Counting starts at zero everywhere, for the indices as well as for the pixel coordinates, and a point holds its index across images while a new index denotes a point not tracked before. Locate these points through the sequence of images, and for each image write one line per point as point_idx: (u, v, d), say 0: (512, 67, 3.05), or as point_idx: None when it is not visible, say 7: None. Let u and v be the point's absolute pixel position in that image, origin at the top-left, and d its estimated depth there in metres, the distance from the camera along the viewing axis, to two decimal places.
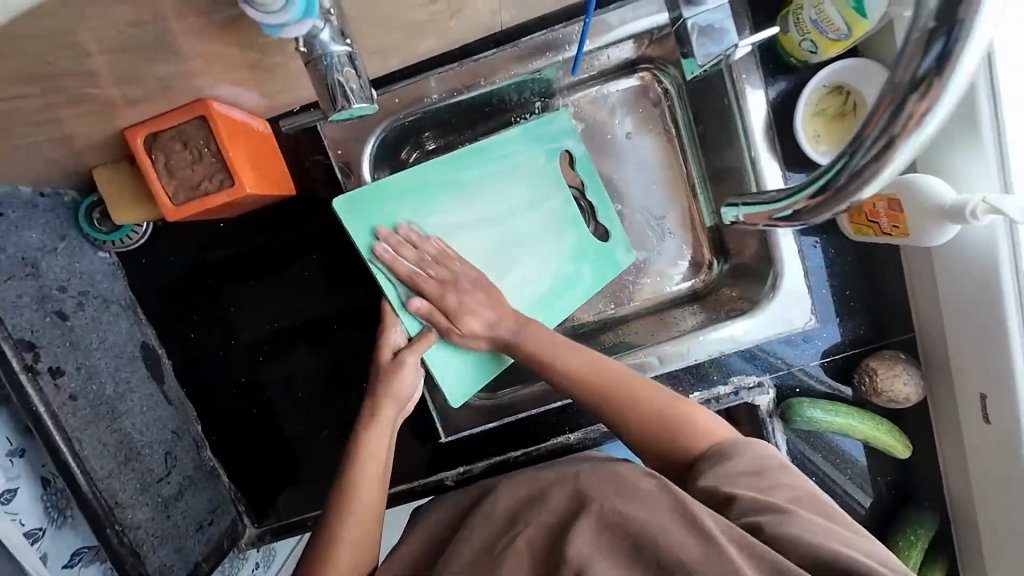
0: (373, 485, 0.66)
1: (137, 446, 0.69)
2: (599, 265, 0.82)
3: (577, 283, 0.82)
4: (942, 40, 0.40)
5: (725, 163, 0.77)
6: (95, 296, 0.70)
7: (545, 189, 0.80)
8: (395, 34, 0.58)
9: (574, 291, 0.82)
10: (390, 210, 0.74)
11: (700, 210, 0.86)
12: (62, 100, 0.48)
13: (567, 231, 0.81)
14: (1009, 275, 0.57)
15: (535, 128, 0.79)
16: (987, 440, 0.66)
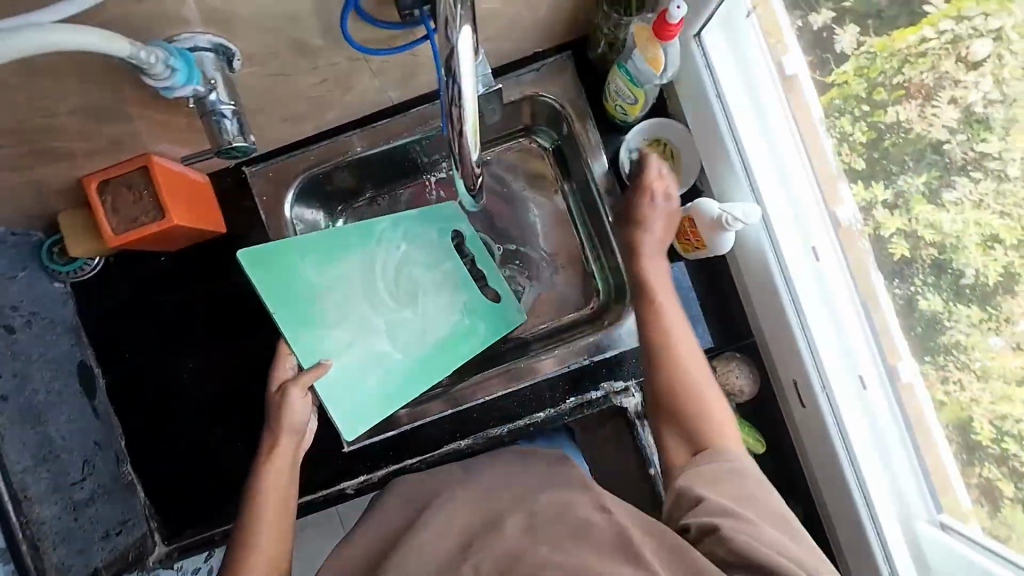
0: (277, 520, 0.73)
1: (58, 449, 0.77)
2: (490, 321, 0.91)
3: (467, 336, 0.90)
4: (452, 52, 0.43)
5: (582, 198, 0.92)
6: (43, 317, 0.82)
7: (437, 254, 0.92)
8: (299, 105, 0.76)
9: (468, 343, 0.90)
10: (294, 267, 0.85)
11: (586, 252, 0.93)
12: (33, 150, 0.65)
13: (455, 292, 0.91)
14: (780, 283, 0.75)
15: (430, 212, 0.92)
16: (807, 419, 0.79)
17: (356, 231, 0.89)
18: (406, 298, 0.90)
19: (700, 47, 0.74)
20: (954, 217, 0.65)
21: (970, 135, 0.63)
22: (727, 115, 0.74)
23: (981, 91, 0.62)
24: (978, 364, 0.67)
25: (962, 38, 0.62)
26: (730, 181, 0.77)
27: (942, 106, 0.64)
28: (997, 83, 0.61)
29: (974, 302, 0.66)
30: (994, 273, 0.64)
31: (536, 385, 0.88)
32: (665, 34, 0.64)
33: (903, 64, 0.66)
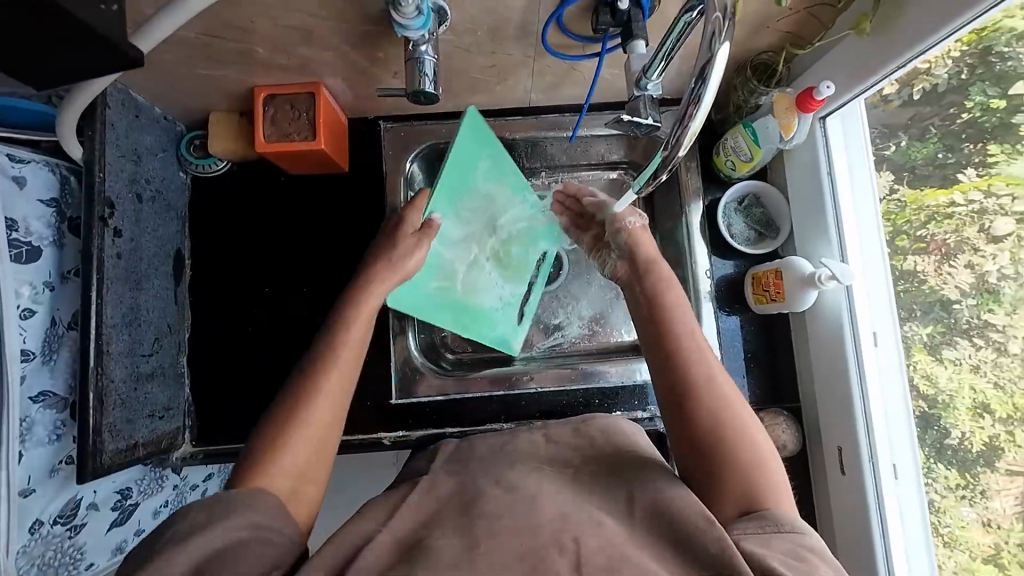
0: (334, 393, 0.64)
1: (142, 319, 0.80)
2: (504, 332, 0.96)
3: (491, 323, 0.95)
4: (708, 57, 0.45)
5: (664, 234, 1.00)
6: (163, 198, 0.87)
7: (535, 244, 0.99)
8: (459, 83, 0.86)
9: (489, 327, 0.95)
10: (478, 153, 0.89)
11: None
12: (238, 49, 0.72)
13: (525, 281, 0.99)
14: (850, 349, 0.79)
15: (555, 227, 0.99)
16: (841, 492, 0.82)
17: (522, 185, 0.96)
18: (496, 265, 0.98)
19: (822, 130, 0.83)
20: (950, 375, 0.72)
21: (979, 302, 0.70)
22: (834, 189, 0.82)
23: (997, 265, 0.69)
24: (948, 530, 0.74)
25: (987, 212, 0.69)
26: (820, 251, 0.83)
27: (958, 268, 0.72)
28: (1013, 261, 0.67)
29: (955, 465, 0.72)
30: (979, 441, 0.70)
31: (587, 391, 0.91)
32: (806, 106, 0.74)
33: (930, 219, 0.75)
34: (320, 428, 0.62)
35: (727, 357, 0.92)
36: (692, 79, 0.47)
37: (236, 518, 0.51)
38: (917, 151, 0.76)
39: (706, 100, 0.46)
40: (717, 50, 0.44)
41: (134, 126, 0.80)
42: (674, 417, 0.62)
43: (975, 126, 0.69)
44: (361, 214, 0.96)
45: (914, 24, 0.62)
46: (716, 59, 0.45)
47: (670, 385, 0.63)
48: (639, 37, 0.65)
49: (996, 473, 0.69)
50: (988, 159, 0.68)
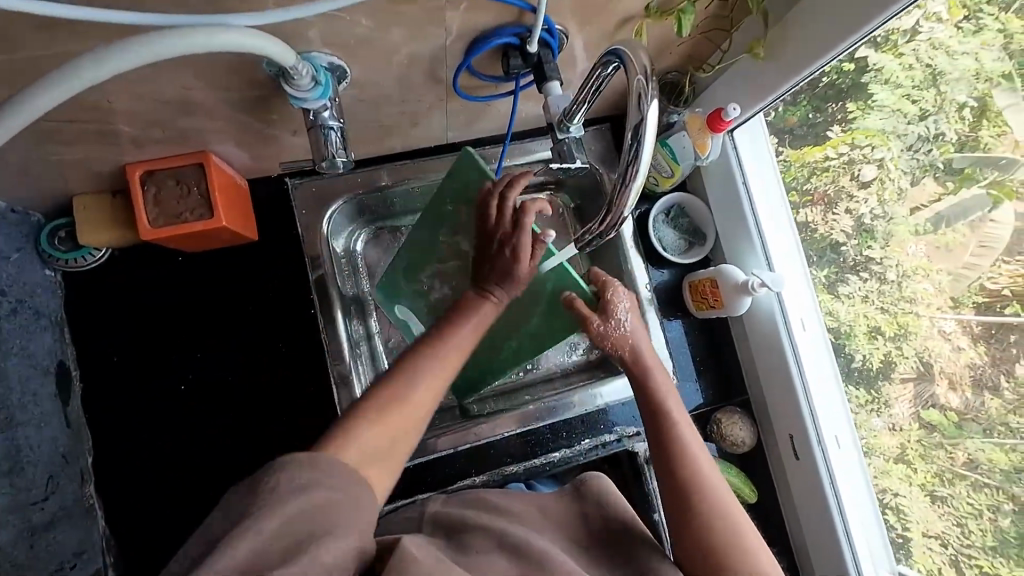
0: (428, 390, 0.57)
1: (24, 459, 0.67)
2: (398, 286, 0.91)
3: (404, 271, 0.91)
4: (639, 118, 0.45)
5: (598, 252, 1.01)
6: (29, 307, 0.73)
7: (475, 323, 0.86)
8: (369, 132, 0.79)
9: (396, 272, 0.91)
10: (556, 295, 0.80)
11: None
12: (97, 129, 0.61)
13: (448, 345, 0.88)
14: (787, 341, 0.85)
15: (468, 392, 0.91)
16: (798, 472, 0.88)
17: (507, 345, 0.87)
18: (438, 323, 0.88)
19: (732, 144, 0.87)
20: (847, 308, 0.83)
21: (860, 241, 0.80)
22: (750, 197, 0.87)
23: (868, 207, 0.78)
24: (863, 440, 0.84)
25: (855, 161, 0.79)
26: (746, 252, 0.88)
27: (840, 215, 0.82)
28: (880, 203, 0.77)
29: (863, 384, 0.82)
30: (876, 359, 0.79)
31: (553, 425, 0.91)
32: (716, 126, 0.77)
33: (812, 174, 0.84)
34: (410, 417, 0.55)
35: (677, 363, 0.95)
36: (627, 137, 0.47)
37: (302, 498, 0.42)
38: (790, 114, 0.82)
39: (644, 158, 0.46)
40: (648, 110, 0.44)
41: None
42: (688, 561, 0.61)
43: (835, 87, 0.76)
44: (282, 282, 0.87)
45: (809, 43, 0.65)
46: (647, 118, 0.45)
47: (681, 528, 0.61)
48: (553, 78, 0.64)
49: (893, 383, 0.77)
50: (848, 116, 0.77)
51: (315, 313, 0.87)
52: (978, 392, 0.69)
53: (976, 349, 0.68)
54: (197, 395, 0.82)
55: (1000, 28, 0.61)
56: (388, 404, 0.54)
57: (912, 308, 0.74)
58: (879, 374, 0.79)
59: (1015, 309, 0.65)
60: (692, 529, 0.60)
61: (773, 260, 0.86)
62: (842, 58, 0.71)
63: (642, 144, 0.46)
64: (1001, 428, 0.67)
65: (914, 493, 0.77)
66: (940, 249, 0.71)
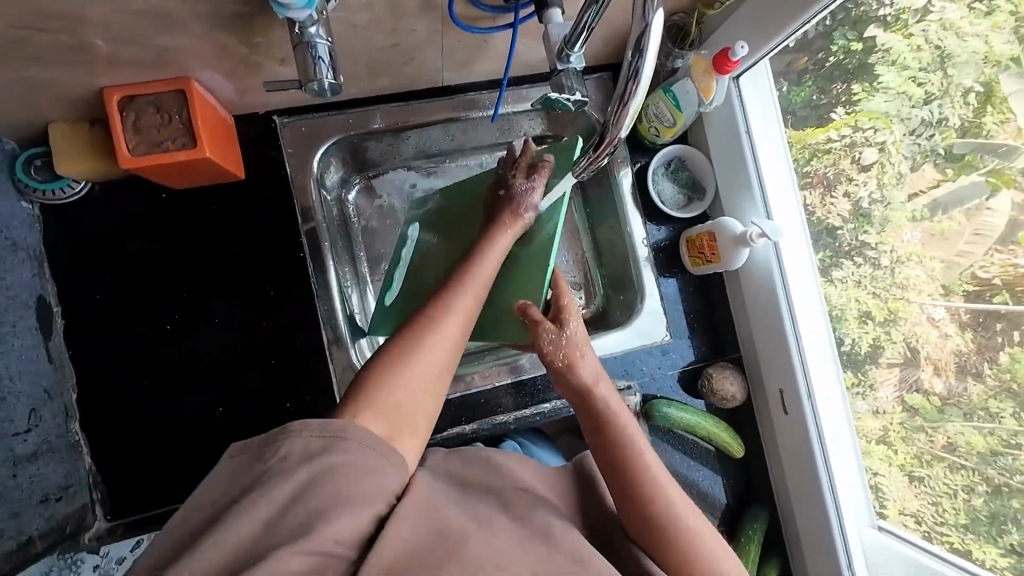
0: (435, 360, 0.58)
1: (6, 391, 0.65)
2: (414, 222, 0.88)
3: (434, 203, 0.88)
4: (639, 34, 0.43)
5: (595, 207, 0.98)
6: (5, 238, 0.70)
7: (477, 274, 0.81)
8: (360, 66, 0.76)
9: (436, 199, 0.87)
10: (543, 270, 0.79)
11: (590, 265, 0.99)
12: (71, 43, 0.58)
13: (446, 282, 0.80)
14: (783, 300, 0.84)
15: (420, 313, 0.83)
16: (787, 432, 0.89)
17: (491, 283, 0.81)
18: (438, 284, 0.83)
19: (737, 92, 0.84)
20: (839, 292, 0.84)
21: (856, 226, 0.81)
22: (754, 151, 0.84)
23: (867, 191, 0.79)
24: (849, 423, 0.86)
25: (856, 144, 0.79)
26: (748, 208, 0.86)
27: (838, 198, 0.82)
28: (880, 187, 0.78)
29: (849, 368, 0.84)
30: (865, 343, 0.81)
31: (546, 377, 0.90)
32: (723, 68, 0.74)
33: (813, 155, 0.84)
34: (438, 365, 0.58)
35: (672, 320, 0.94)
36: (628, 53, 0.44)
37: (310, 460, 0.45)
38: (796, 95, 0.83)
39: (644, 75, 0.44)
40: (652, 17, 0.41)
41: None
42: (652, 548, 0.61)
43: (842, 67, 0.77)
44: (269, 223, 0.85)
45: None
46: (650, 31, 0.42)
47: (637, 514, 0.61)
48: (554, 5, 0.61)
49: (879, 368, 0.80)
50: (854, 98, 0.78)
51: (304, 255, 0.85)
52: (962, 378, 0.71)
53: (963, 336, 0.70)
54: (185, 336, 0.80)
55: (1012, 10, 0.62)
56: (404, 363, 0.56)
57: (903, 294, 0.76)
58: (864, 356, 0.82)
59: (1003, 298, 0.67)
60: (646, 519, 0.60)
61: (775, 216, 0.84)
62: (850, 36, 0.74)
63: (641, 64, 0.43)
64: (981, 413, 0.70)
65: (893, 474, 0.81)
66: (934, 236, 0.72)
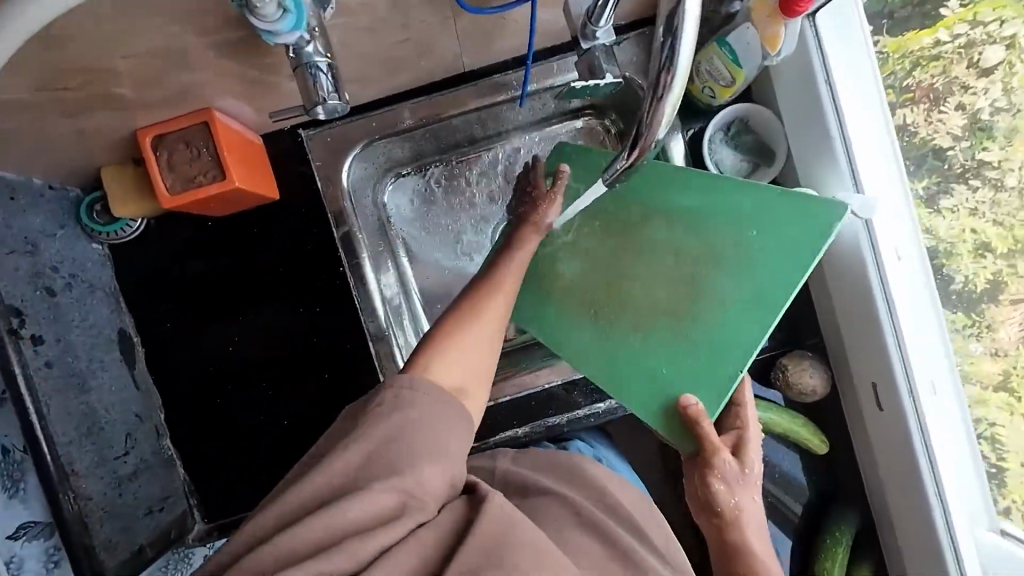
0: (495, 335, 0.62)
1: (102, 422, 0.73)
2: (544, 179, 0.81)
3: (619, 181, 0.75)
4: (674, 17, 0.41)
5: None
6: (82, 280, 0.77)
7: (652, 301, 0.70)
8: (375, 67, 0.71)
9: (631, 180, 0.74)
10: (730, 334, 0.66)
11: None
12: (95, 95, 0.59)
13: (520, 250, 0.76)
14: (875, 278, 0.70)
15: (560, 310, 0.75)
16: (883, 427, 0.77)
17: (666, 287, 0.70)
18: (597, 293, 0.74)
19: (812, 32, 0.69)
20: (949, 224, 0.69)
21: (974, 143, 0.66)
22: (837, 104, 0.69)
23: (988, 99, 0.64)
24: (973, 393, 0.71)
25: (976, 42, 0.64)
26: (830, 173, 0.72)
27: (949, 112, 0.67)
28: (1006, 92, 0.63)
29: (962, 308, 0.70)
30: (982, 281, 0.68)
31: (598, 377, 0.86)
32: (792, 10, 0.61)
33: (914, 66, 0.69)
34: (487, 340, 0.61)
35: None
36: (663, 38, 0.42)
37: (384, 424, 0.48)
38: None
39: (679, 63, 0.41)
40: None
41: (12, 211, 0.68)
42: None
43: None
44: (308, 240, 0.85)
45: None
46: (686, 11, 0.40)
47: None
48: None
49: (1002, 305, 0.67)
50: None
51: (344, 269, 0.85)
52: None
53: None
54: (247, 355, 0.85)
55: None
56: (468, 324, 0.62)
57: None
58: (981, 294, 0.68)
59: None
60: None
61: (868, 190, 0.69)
62: None
63: (679, 43, 0.41)
64: None
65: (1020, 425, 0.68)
66: None
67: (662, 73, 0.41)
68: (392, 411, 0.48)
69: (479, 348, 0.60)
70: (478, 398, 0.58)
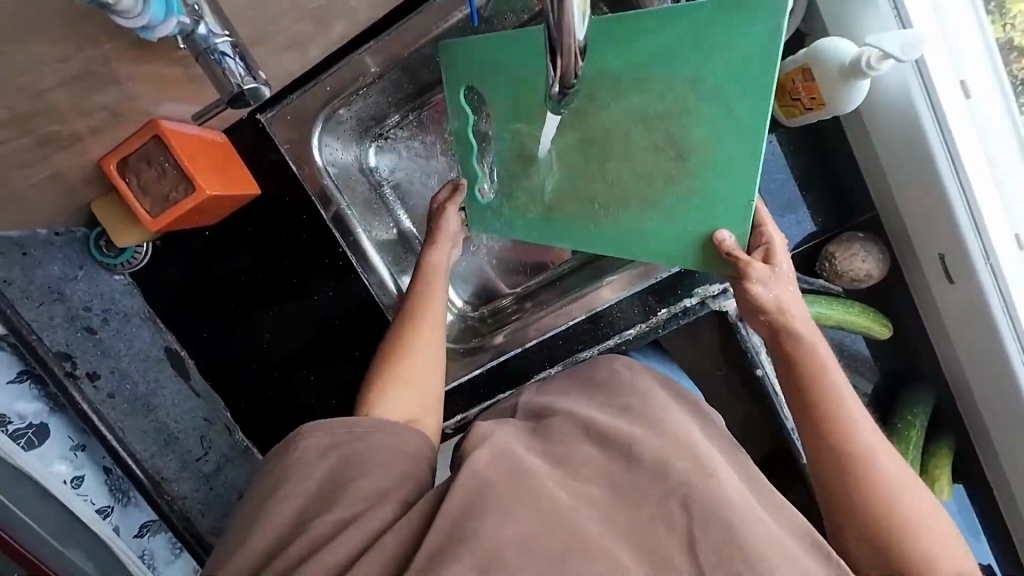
0: (432, 348, 0.67)
1: (175, 432, 0.82)
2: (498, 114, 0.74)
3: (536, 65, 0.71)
4: None
5: None
6: (117, 312, 0.82)
7: (637, 178, 0.66)
8: (303, 24, 0.63)
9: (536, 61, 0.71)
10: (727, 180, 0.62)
11: None
12: (37, 141, 0.58)
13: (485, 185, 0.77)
14: (932, 129, 0.58)
15: (551, 223, 0.72)
16: (957, 300, 0.67)
17: (647, 147, 0.65)
18: (579, 194, 0.69)
19: None
20: None
21: None
22: None
23: None
24: None
25: None
26: (861, 11, 0.58)
27: None
28: None
29: None
30: None
31: (623, 302, 0.81)
32: None
33: None
34: (424, 369, 0.65)
35: (771, 197, 0.74)
36: None
37: (286, 492, 0.48)
38: None
39: None
40: None
41: (29, 266, 0.72)
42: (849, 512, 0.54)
43: None
44: (300, 228, 0.84)
45: None
46: None
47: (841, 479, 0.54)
48: None
49: None
50: None
51: (343, 250, 0.84)
52: None
53: None
54: (281, 349, 0.88)
55: None
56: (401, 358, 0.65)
57: None
58: None
59: None
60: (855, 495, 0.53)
61: (915, 25, 0.54)
62: None
63: None
64: None
65: None
66: None
67: None
68: (319, 459, 0.50)
69: (416, 374, 0.65)
70: (430, 415, 0.65)
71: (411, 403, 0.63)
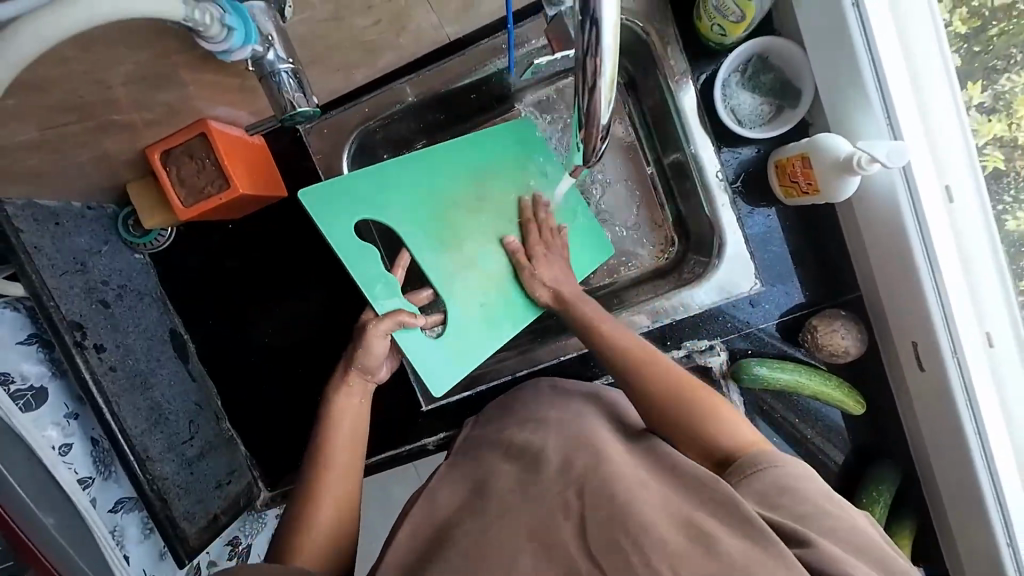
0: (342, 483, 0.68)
1: (167, 413, 0.83)
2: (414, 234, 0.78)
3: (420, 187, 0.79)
4: None
5: (674, 158, 0.81)
6: (131, 289, 0.85)
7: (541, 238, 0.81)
8: (355, 53, 0.69)
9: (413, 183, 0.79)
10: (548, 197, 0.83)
11: (665, 213, 0.87)
12: (96, 126, 0.63)
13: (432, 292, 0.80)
14: (912, 225, 0.63)
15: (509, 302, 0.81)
16: (924, 386, 0.72)
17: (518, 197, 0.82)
18: (516, 270, 0.81)
19: None
20: None
21: None
22: (865, 31, 0.59)
23: None
24: None
25: None
26: (857, 112, 0.64)
27: None
28: None
29: None
30: None
31: None
32: None
33: None
34: (338, 504, 0.67)
35: (763, 265, 0.79)
36: (581, 19, 0.43)
37: None
38: None
39: (604, 32, 0.42)
40: None
41: (60, 235, 0.76)
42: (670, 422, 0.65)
43: None
44: (319, 232, 0.89)
45: None
46: None
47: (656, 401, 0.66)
48: None
49: None
50: None
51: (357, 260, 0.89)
52: None
53: None
54: (285, 345, 0.92)
55: None
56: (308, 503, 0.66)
57: None
58: None
59: None
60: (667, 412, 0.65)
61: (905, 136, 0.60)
62: None
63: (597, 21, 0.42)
64: None
65: None
66: None
67: (587, 55, 0.44)
68: None
69: (324, 515, 0.65)
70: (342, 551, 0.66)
71: (325, 537, 0.65)
